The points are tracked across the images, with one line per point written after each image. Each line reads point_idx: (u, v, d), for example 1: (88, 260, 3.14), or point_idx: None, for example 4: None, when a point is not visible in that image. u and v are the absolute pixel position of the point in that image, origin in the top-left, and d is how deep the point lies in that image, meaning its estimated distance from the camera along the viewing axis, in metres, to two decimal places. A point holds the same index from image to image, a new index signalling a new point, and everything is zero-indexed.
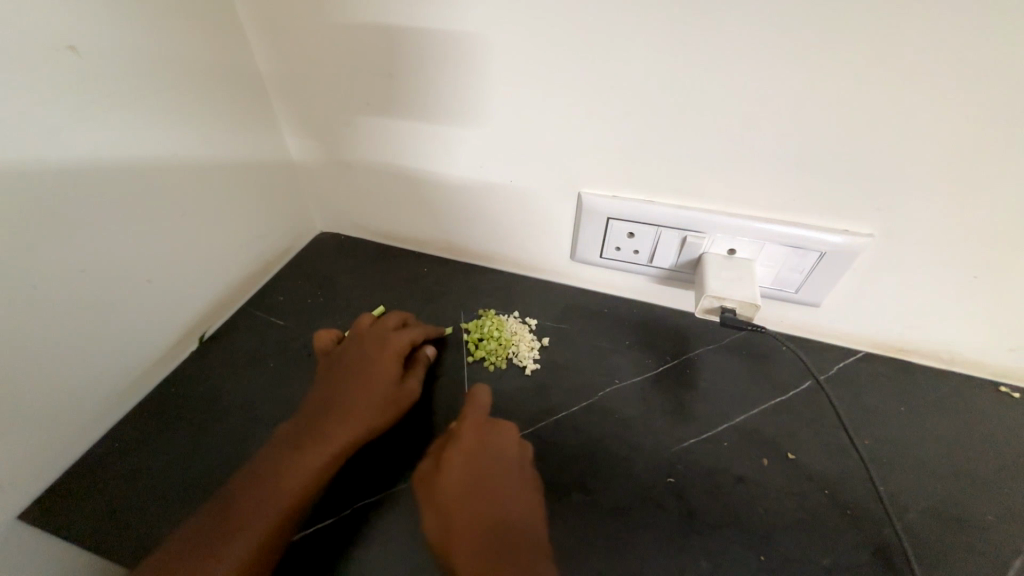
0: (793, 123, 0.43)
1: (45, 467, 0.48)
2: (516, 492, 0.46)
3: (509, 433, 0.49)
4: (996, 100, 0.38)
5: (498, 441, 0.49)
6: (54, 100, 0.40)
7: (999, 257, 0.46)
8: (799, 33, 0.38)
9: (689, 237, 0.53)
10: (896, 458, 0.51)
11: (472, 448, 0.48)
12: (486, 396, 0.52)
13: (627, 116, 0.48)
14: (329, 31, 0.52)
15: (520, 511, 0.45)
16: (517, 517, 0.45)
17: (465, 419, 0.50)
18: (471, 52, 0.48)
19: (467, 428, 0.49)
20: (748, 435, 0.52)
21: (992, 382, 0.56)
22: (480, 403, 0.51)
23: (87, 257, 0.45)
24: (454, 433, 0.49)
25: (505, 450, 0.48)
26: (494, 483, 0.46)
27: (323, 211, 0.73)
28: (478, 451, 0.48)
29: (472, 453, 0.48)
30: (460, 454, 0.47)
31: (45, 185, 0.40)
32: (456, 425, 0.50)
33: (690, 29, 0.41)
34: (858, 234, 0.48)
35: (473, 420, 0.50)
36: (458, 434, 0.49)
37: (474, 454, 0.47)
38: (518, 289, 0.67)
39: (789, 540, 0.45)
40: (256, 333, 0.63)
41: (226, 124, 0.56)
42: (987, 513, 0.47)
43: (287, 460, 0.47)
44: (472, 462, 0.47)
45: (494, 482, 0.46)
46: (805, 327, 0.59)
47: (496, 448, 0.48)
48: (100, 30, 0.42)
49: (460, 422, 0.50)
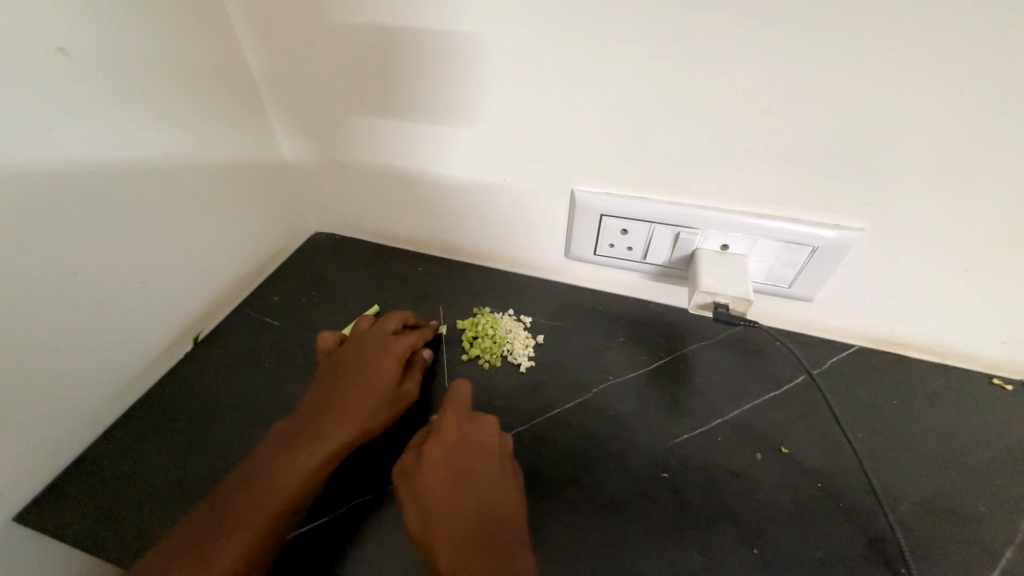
0: (781, 120, 0.43)
1: (40, 471, 0.48)
2: (494, 481, 0.46)
3: (489, 426, 0.49)
4: (980, 92, 0.38)
5: (479, 435, 0.48)
6: (45, 103, 0.40)
7: (992, 249, 0.46)
8: (785, 31, 0.39)
9: (681, 233, 0.53)
10: (890, 451, 0.51)
11: (452, 442, 0.48)
12: (467, 392, 0.51)
13: (618, 113, 0.48)
14: (321, 33, 0.53)
15: (499, 501, 0.45)
16: (500, 508, 0.45)
17: (444, 413, 0.50)
18: (462, 51, 0.49)
19: (447, 418, 0.49)
20: (742, 429, 0.53)
21: (985, 374, 0.56)
22: (461, 400, 0.51)
23: (77, 260, 0.45)
24: (435, 426, 0.50)
25: (486, 443, 0.48)
26: (473, 474, 0.46)
27: (318, 211, 0.73)
28: (456, 447, 0.48)
29: (453, 446, 0.48)
30: (439, 449, 0.48)
31: (37, 187, 0.41)
32: (438, 418, 0.50)
33: (678, 28, 0.41)
34: (849, 228, 0.48)
35: (454, 411, 0.50)
36: (437, 430, 0.49)
37: (453, 450, 0.48)
38: (513, 287, 0.68)
39: (782, 532, 0.46)
40: (252, 334, 0.63)
41: (218, 125, 0.56)
42: (979, 504, 0.47)
43: (281, 460, 0.46)
44: (451, 458, 0.47)
45: (473, 474, 0.46)
46: (798, 323, 0.59)
47: (475, 441, 0.48)
48: (92, 33, 0.42)
49: (441, 421, 0.49)
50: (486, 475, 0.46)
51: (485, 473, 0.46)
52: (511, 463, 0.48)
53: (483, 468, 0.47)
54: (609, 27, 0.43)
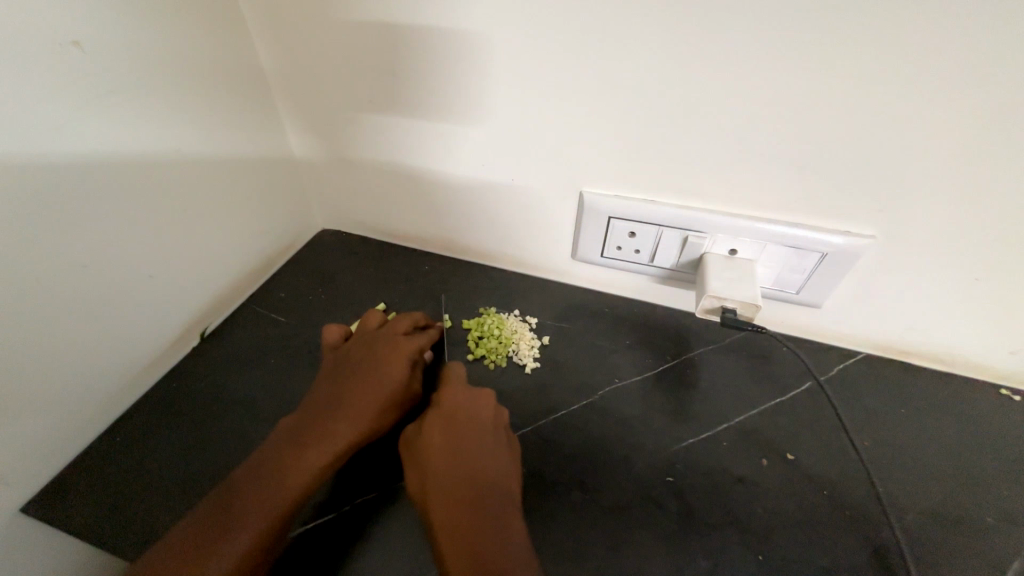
0: (792, 127, 0.43)
1: (45, 462, 0.48)
2: (494, 450, 0.47)
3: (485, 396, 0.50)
4: (994, 104, 0.38)
5: (477, 406, 0.49)
6: (57, 95, 0.40)
7: (1003, 259, 0.45)
8: (799, 39, 0.39)
9: (690, 236, 0.53)
10: (895, 459, 0.51)
11: (450, 412, 0.49)
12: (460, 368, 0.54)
13: (629, 116, 0.48)
14: (332, 30, 0.53)
15: (495, 466, 0.46)
16: (493, 469, 0.45)
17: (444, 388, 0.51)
18: (475, 51, 0.48)
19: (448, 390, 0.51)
20: (748, 435, 0.52)
21: (993, 385, 0.56)
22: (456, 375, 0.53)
23: (87, 253, 0.45)
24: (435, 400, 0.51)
25: (483, 414, 0.49)
26: (469, 441, 0.47)
27: (325, 208, 0.73)
28: (455, 415, 0.49)
29: (450, 417, 0.49)
30: (439, 419, 0.49)
31: (49, 180, 0.41)
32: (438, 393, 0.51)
33: (690, 31, 0.41)
34: (859, 235, 0.48)
35: (454, 385, 0.51)
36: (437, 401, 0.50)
37: (451, 418, 0.48)
38: (519, 288, 0.68)
39: (787, 539, 0.45)
40: (258, 330, 0.63)
41: (228, 120, 0.56)
42: (986, 515, 0.47)
43: (289, 457, 0.46)
44: (447, 425, 0.48)
45: (470, 441, 0.47)
46: (804, 329, 0.59)
47: (474, 410, 0.49)
48: (105, 27, 0.42)
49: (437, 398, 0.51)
50: (483, 443, 0.47)
51: (483, 440, 0.47)
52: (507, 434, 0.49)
53: (479, 432, 0.48)
54: (621, 30, 0.43)
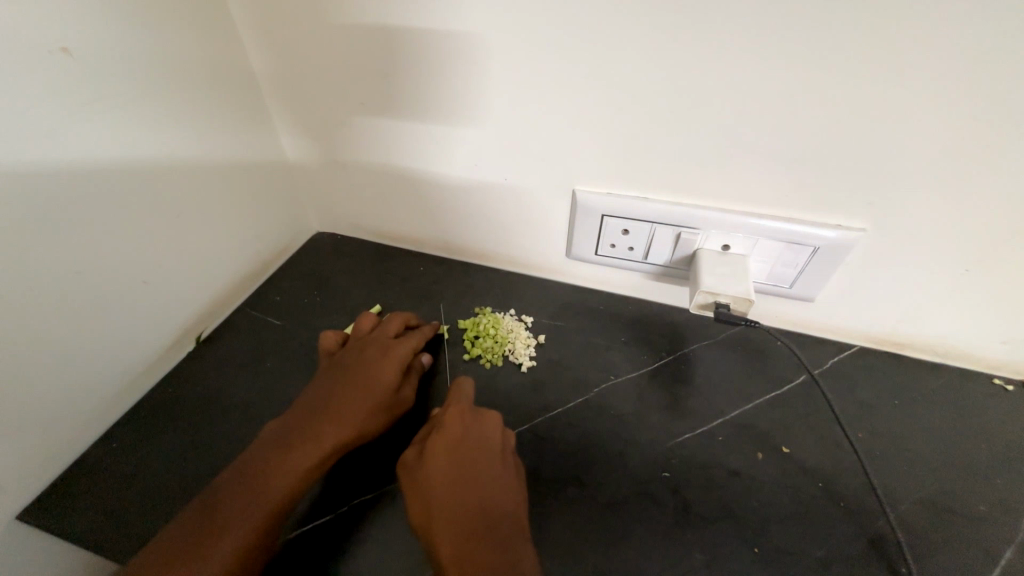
0: (782, 123, 0.44)
1: (43, 469, 0.48)
2: (498, 477, 0.46)
3: (491, 421, 0.49)
4: (981, 98, 0.38)
5: (481, 430, 0.48)
6: (50, 102, 0.40)
7: (995, 250, 0.46)
8: (787, 37, 0.39)
9: (683, 233, 0.53)
10: (890, 451, 0.51)
11: (456, 437, 0.48)
12: (470, 387, 0.53)
13: (621, 113, 0.48)
14: (324, 34, 0.53)
15: (499, 493, 0.45)
16: (492, 497, 0.44)
17: (448, 408, 0.50)
18: (468, 51, 0.49)
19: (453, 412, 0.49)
20: (743, 429, 0.53)
21: (987, 374, 0.56)
22: (464, 393, 0.52)
23: (81, 259, 0.45)
24: (438, 421, 0.50)
25: (487, 438, 0.48)
26: (473, 469, 0.46)
27: (320, 211, 0.73)
28: (459, 440, 0.47)
29: (454, 442, 0.47)
30: (443, 444, 0.47)
31: (42, 185, 0.41)
32: (441, 413, 0.50)
33: (680, 29, 0.41)
34: (850, 228, 0.48)
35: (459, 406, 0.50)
36: (439, 422, 0.49)
37: (455, 443, 0.47)
38: (515, 287, 0.68)
39: (783, 531, 0.46)
40: (254, 333, 0.63)
41: (221, 124, 0.56)
42: (980, 504, 0.47)
43: (274, 459, 0.46)
44: (454, 450, 0.47)
45: (473, 468, 0.46)
46: (799, 323, 0.59)
47: (476, 435, 0.48)
48: (97, 33, 0.42)
49: (443, 409, 0.50)
50: (486, 469, 0.46)
51: (487, 467, 0.46)
52: (512, 458, 0.48)
53: (482, 457, 0.46)
54: (612, 29, 0.43)
